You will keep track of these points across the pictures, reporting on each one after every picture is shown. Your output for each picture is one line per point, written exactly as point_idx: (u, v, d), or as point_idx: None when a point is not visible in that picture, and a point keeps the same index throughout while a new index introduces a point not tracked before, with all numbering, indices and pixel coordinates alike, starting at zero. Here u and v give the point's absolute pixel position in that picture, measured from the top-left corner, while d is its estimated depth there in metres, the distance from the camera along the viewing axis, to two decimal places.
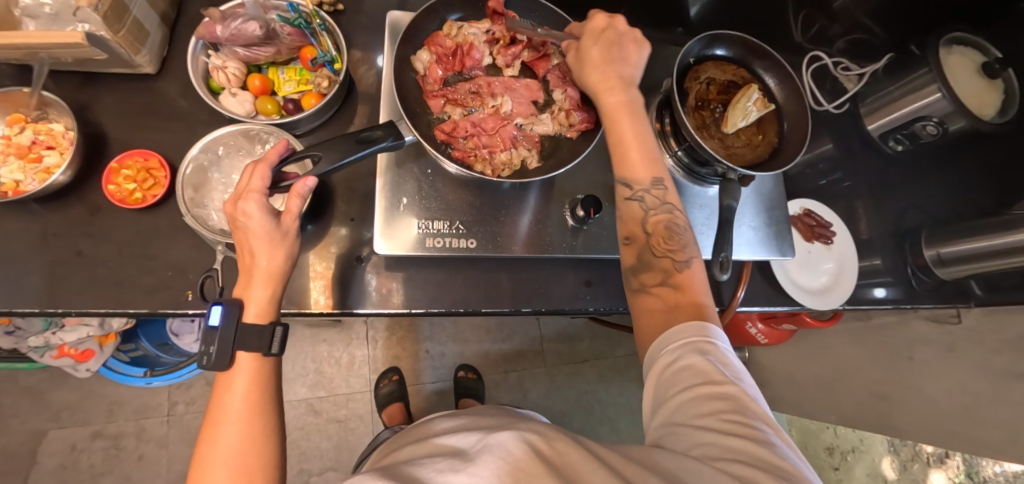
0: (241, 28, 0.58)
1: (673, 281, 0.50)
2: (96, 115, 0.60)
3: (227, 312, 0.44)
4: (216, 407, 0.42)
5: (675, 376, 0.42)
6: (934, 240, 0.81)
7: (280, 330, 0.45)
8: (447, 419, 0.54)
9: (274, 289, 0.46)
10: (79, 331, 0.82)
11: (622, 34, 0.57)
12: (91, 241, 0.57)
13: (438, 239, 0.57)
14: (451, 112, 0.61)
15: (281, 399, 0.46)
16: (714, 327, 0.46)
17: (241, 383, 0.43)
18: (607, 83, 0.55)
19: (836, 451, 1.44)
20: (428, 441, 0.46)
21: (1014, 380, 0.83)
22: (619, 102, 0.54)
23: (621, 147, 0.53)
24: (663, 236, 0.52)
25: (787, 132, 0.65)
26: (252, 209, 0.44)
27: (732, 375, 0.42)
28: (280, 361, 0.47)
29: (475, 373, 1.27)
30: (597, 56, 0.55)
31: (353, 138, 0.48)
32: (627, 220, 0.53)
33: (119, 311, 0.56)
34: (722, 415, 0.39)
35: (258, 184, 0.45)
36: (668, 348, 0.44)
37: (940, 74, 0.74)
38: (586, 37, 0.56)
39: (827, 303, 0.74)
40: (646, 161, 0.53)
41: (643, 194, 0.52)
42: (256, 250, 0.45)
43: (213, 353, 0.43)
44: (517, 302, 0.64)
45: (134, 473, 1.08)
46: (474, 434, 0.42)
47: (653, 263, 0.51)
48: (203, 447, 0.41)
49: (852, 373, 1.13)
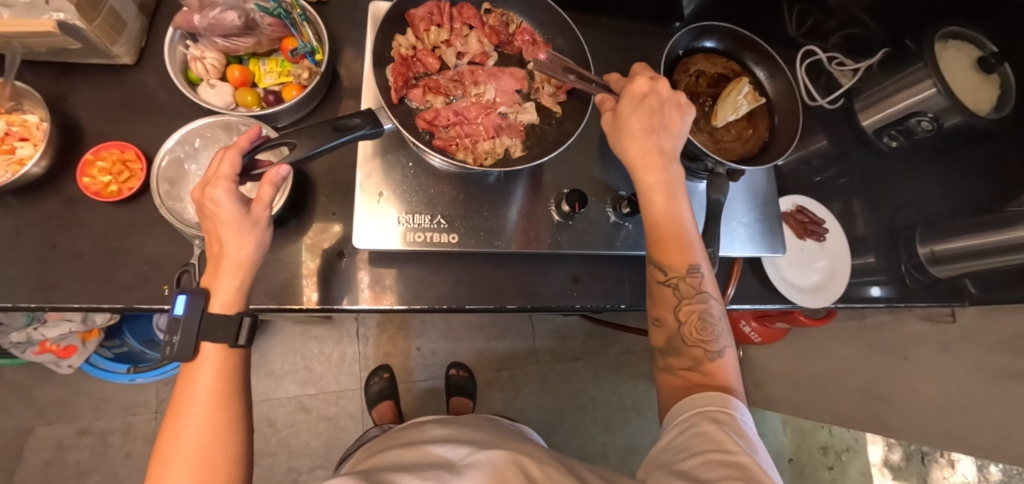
0: (220, 17, 0.56)
1: (704, 369, 0.50)
2: (72, 106, 0.59)
3: (191, 301, 0.42)
4: (180, 398, 0.41)
5: (687, 440, 0.44)
6: (929, 238, 0.80)
7: (248, 321, 0.44)
8: (437, 427, 0.66)
9: (243, 278, 0.44)
10: (61, 327, 0.80)
11: (664, 99, 0.53)
12: (67, 234, 0.56)
13: (419, 234, 0.56)
14: (433, 100, 0.58)
15: (250, 391, 0.45)
16: (737, 402, 0.47)
17: (208, 374, 0.42)
18: (645, 157, 0.52)
19: (831, 450, 1.49)
20: (419, 447, 0.58)
21: (1009, 380, 0.81)
22: (657, 181, 0.53)
23: (657, 229, 0.53)
24: (696, 326, 0.51)
25: (778, 126, 0.64)
26: (220, 196, 0.42)
27: (747, 447, 0.43)
28: (250, 352, 0.45)
29: (467, 371, 1.25)
30: (636, 128, 0.52)
31: (329, 125, 0.46)
32: (659, 302, 0.53)
33: (93, 306, 0.55)
34: (729, 480, 0.39)
35: (227, 171, 0.43)
36: (684, 415, 0.47)
37: (935, 68, 0.73)
38: (625, 101, 0.53)
39: (818, 301, 0.73)
40: (683, 251, 0.52)
41: (676, 280, 0.52)
42: (224, 237, 0.43)
43: (176, 343, 0.42)
44: (502, 299, 0.63)
45: (121, 470, 1.07)
46: (460, 449, 0.55)
47: (683, 350, 0.51)
48: (166, 439, 0.40)
49: (846, 372, 1.12)
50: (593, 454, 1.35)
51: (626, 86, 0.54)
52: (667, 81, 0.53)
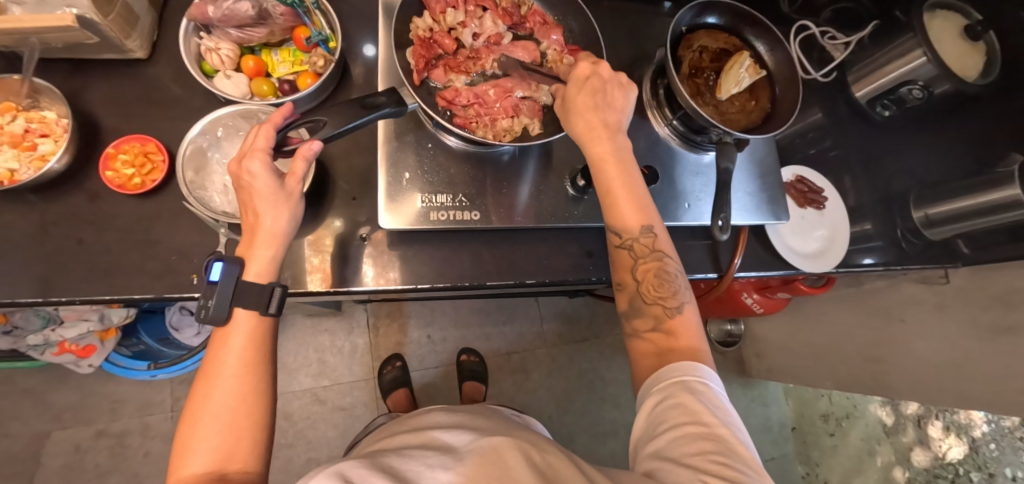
0: (234, 8, 0.57)
1: (666, 327, 0.52)
2: (88, 102, 0.59)
3: (228, 269, 0.43)
4: (212, 361, 0.43)
5: (664, 412, 0.46)
6: (922, 203, 0.84)
7: (279, 291, 0.45)
8: (440, 414, 0.68)
9: (277, 249, 0.46)
10: (79, 327, 0.81)
11: (605, 79, 0.55)
12: (93, 229, 0.56)
13: (441, 213, 0.57)
14: (454, 80, 0.60)
15: (276, 361, 0.47)
16: (706, 368, 0.49)
17: (239, 339, 0.44)
18: (593, 130, 0.53)
19: (831, 418, 1.55)
20: (422, 433, 0.59)
21: (1002, 335, 0.85)
22: (604, 151, 0.54)
23: (610, 197, 0.54)
24: (653, 284, 0.53)
25: (779, 97, 0.66)
26: (257, 168, 0.43)
27: (724, 419, 0.45)
28: (279, 322, 0.47)
29: (478, 355, 1.28)
30: (581, 105, 0.54)
31: (358, 104, 0.48)
32: (619, 267, 0.55)
33: (124, 298, 0.55)
34: (709, 455, 0.42)
35: (263, 143, 0.44)
36: (660, 386, 0.47)
37: (924, 38, 0.76)
38: (572, 85, 0.55)
39: (821, 266, 0.76)
40: (635, 214, 0.54)
41: (631, 243, 0.54)
42: (260, 209, 0.44)
43: (211, 306, 0.43)
44: (518, 276, 0.65)
45: (140, 469, 1.08)
46: (465, 436, 0.55)
47: (644, 310, 0.53)
48: (195, 401, 0.42)
49: (845, 338, 1.17)
50: (604, 431, 1.39)
51: (569, 72, 0.56)
52: (607, 64, 0.55)
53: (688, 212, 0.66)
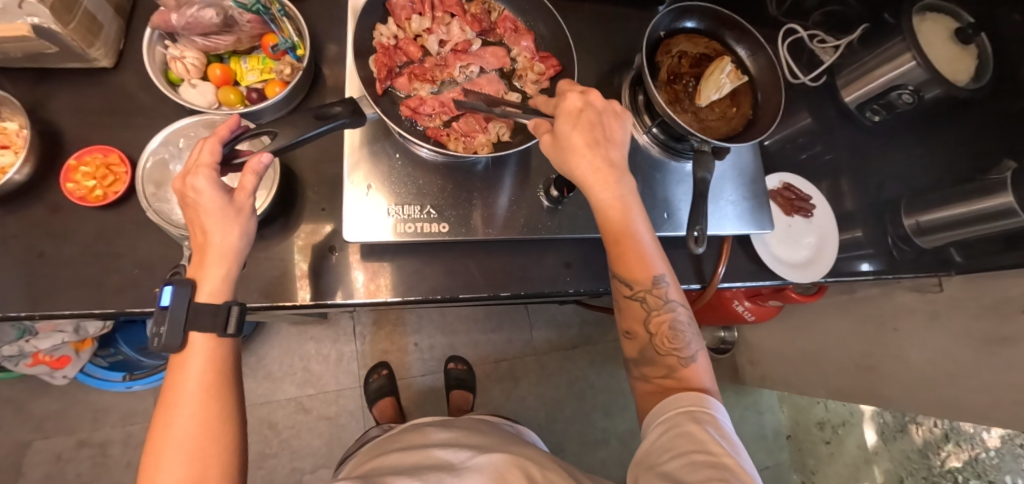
0: (198, 15, 0.55)
1: (679, 375, 0.51)
2: (51, 112, 0.58)
3: (177, 292, 0.42)
4: (171, 387, 0.42)
5: (671, 440, 0.45)
6: (914, 209, 0.81)
7: (236, 309, 0.43)
8: (440, 430, 0.66)
9: (229, 267, 0.44)
10: (54, 337, 0.80)
11: (600, 110, 0.52)
12: (54, 241, 0.55)
13: (409, 224, 0.56)
14: (419, 88, 0.58)
15: (240, 382, 0.45)
16: (714, 401, 0.49)
17: (197, 364, 0.42)
18: (597, 174, 0.50)
19: (827, 425, 1.55)
20: (422, 449, 0.59)
21: (996, 345, 0.83)
22: (612, 197, 0.50)
23: (618, 247, 0.52)
24: (667, 336, 0.52)
25: (761, 103, 0.65)
26: (201, 184, 0.42)
27: (729, 448, 0.44)
28: (239, 341, 0.45)
29: (466, 363, 1.26)
30: (580, 143, 0.49)
31: (312, 114, 0.46)
32: (629, 316, 0.54)
33: (85, 313, 0.54)
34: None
35: (207, 158, 0.43)
36: (666, 416, 0.48)
37: (913, 42, 0.74)
38: (562, 120, 0.50)
39: (808, 276, 0.74)
40: (646, 264, 0.52)
41: (643, 295, 0.52)
42: (207, 226, 0.42)
43: (164, 333, 0.41)
44: (494, 288, 0.63)
45: (123, 479, 1.07)
46: (461, 452, 0.56)
47: (657, 359, 0.52)
48: (156, 432, 0.40)
49: (839, 346, 1.14)
50: (594, 439, 1.37)
51: (557, 102, 0.51)
52: (598, 91, 0.52)
53: (669, 222, 0.64)
